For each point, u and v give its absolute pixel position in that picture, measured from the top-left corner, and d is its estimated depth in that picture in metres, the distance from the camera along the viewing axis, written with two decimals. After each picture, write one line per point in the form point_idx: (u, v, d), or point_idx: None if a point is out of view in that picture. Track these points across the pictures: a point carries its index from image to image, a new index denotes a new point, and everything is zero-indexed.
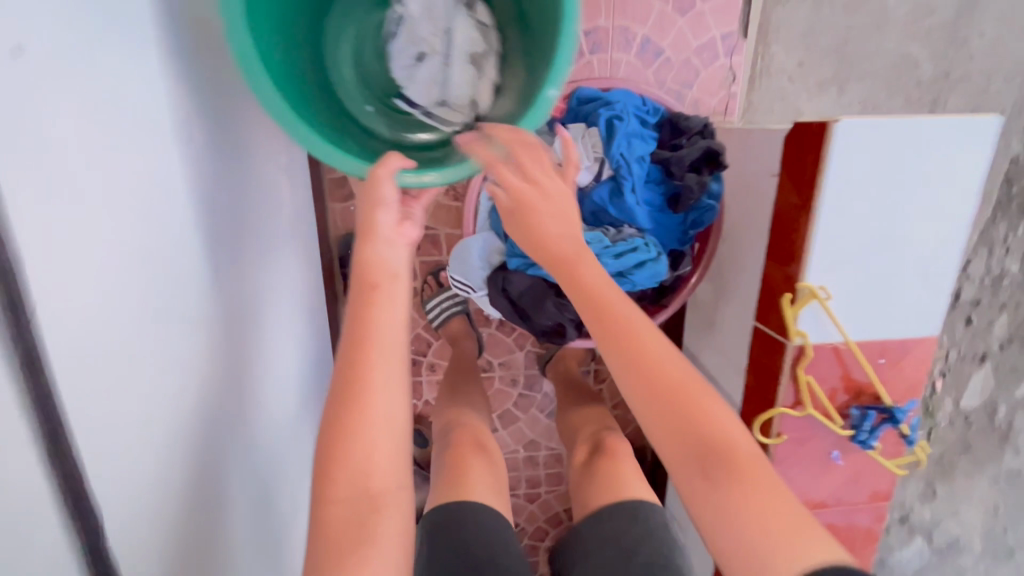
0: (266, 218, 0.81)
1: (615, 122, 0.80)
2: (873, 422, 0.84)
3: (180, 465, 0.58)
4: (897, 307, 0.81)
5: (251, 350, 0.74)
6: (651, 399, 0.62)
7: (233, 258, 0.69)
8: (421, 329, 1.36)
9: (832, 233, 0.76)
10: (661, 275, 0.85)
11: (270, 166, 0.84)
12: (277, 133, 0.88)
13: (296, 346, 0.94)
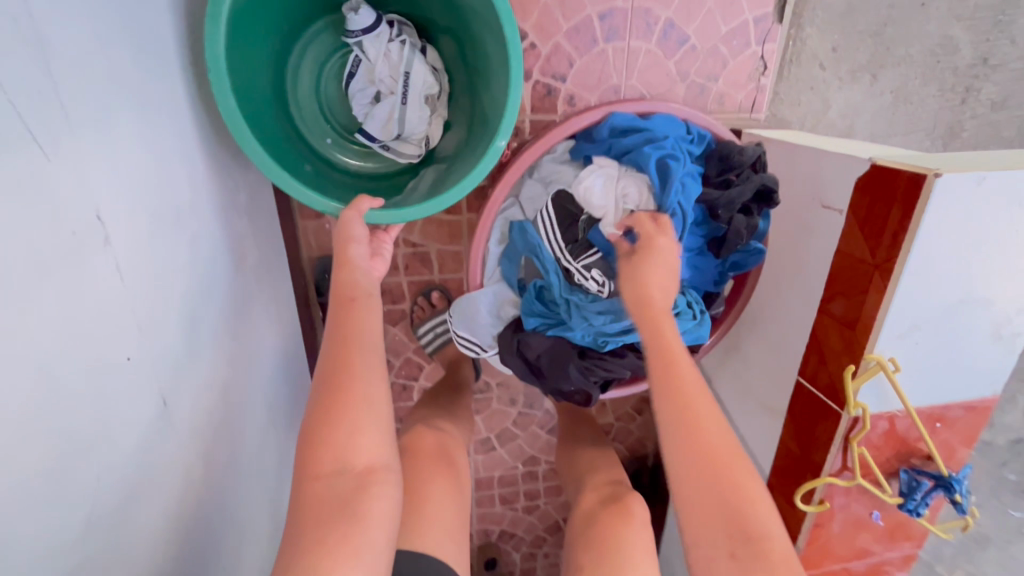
0: (169, 393, 0.51)
1: (671, 163, 0.65)
2: (925, 489, 0.77)
3: None
4: (967, 375, 0.72)
5: (177, 527, 0.53)
6: (691, 471, 0.50)
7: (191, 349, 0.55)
8: (411, 353, 1.22)
9: (913, 298, 0.65)
10: (703, 336, 0.74)
11: (176, 300, 0.52)
12: (189, 232, 0.56)
13: (236, 518, 0.66)
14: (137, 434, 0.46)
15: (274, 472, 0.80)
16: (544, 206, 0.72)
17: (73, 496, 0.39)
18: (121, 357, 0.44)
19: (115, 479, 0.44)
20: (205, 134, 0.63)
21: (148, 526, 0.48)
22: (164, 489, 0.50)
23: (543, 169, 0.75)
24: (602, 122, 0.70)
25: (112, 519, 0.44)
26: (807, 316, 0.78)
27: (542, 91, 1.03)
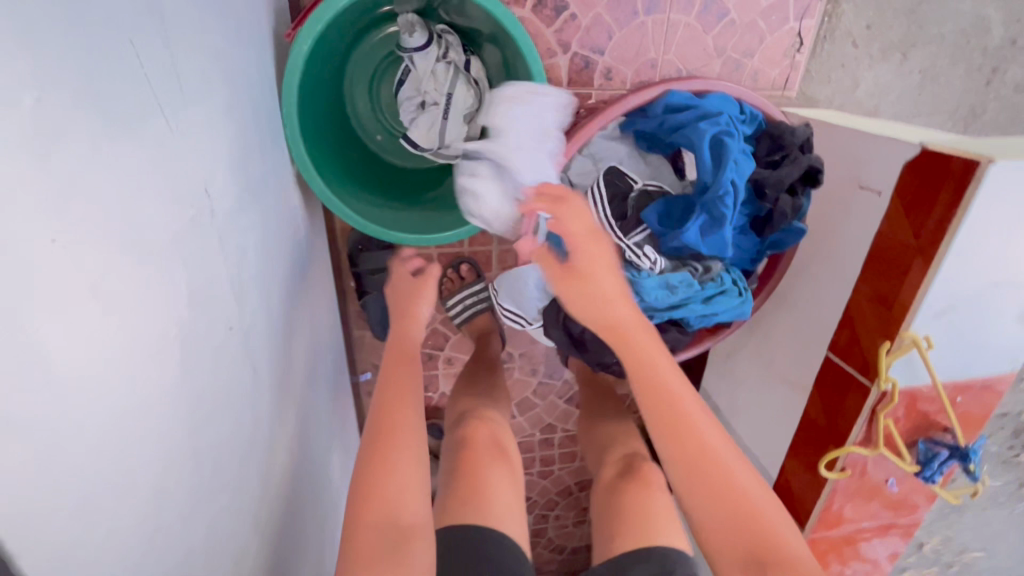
0: (256, 361, 0.54)
1: (726, 140, 0.65)
2: (942, 459, 0.82)
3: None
4: (992, 355, 0.76)
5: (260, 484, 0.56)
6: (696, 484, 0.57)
7: (265, 315, 0.57)
8: (438, 323, 1.24)
9: (952, 280, 0.67)
10: (745, 314, 0.74)
11: (257, 273, 0.55)
12: (261, 206, 0.58)
13: (296, 476, 0.70)
14: (236, 396, 0.50)
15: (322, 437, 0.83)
16: (595, 182, 0.74)
17: (199, 453, 0.43)
18: (224, 328, 0.48)
19: (226, 436, 0.48)
20: (266, 106, 0.63)
21: (244, 481, 0.52)
22: (254, 447, 0.54)
23: (594, 146, 0.75)
24: (658, 100, 0.69)
25: (225, 473, 0.48)
26: (842, 295, 0.80)
27: (580, 64, 1.02)
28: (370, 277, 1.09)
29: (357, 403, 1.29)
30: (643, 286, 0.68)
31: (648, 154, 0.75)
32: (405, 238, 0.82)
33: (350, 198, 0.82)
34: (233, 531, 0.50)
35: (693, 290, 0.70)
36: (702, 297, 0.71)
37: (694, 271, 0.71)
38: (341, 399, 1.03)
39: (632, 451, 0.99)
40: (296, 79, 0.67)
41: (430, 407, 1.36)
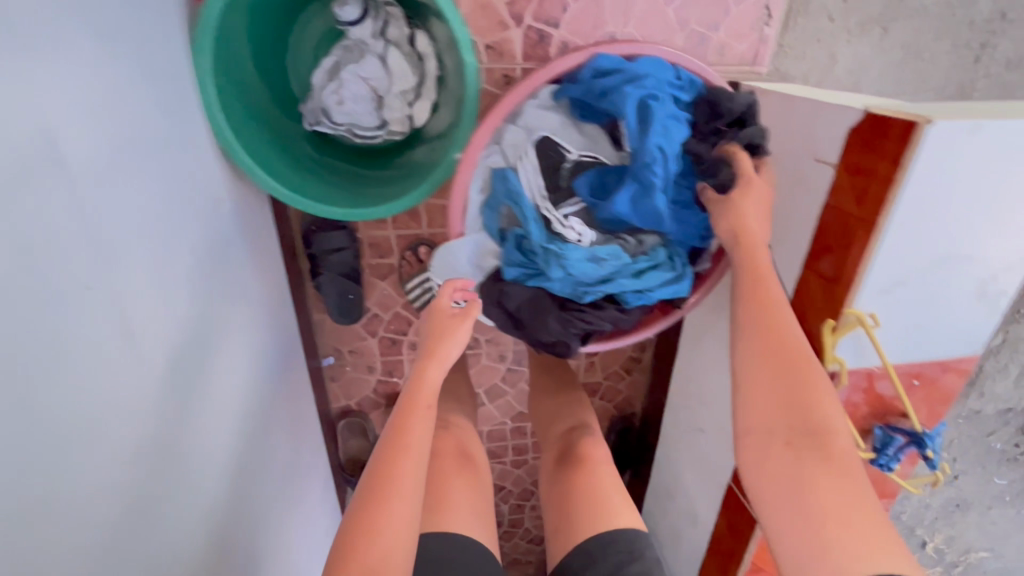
0: (137, 325, 0.52)
1: (651, 103, 0.64)
2: (898, 445, 0.78)
3: (115, 536, 0.48)
4: (947, 335, 0.72)
5: (155, 443, 0.55)
6: (768, 375, 0.59)
7: (156, 267, 0.55)
8: (400, 307, 1.22)
9: (895, 252, 0.63)
10: (683, 292, 0.72)
11: (142, 235, 0.53)
12: (158, 170, 0.57)
13: (217, 445, 0.69)
14: (106, 357, 0.48)
15: (258, 414, 0.83)
16: (526, 153, 0.71)
17: (51, 414, 0.41)
18: (80, 284, 0.45)
19: (90, 402, 0.45)
20: (173, 72, 0.62)
21: (132, 446, 0.51)
22: (146, 414, 0.53)
23: (527, 117, 0.72)
24: (585, 63, 0.67)
25: (94, 438, 0.46)
26: (791, 275, 0.77)
27: (534, 38, 0.99)
28: (324, 258, 1.09)
29: (319, 387, 1.28)
30: (570, 260, 0.66)
31: (581, 124, 0.72)
32: (330, 211, 0.81)
33: (281, 171, 0.81)
34: (117, 496, 0.49)
35: (621, 262, 0.68)
36: (632, 271, 0.69)
37: (624, 244, 0.70)
38: (293, 380, 1.03)
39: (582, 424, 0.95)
40: (209, 40, 0.67)
41: (395, 393, 1.34)
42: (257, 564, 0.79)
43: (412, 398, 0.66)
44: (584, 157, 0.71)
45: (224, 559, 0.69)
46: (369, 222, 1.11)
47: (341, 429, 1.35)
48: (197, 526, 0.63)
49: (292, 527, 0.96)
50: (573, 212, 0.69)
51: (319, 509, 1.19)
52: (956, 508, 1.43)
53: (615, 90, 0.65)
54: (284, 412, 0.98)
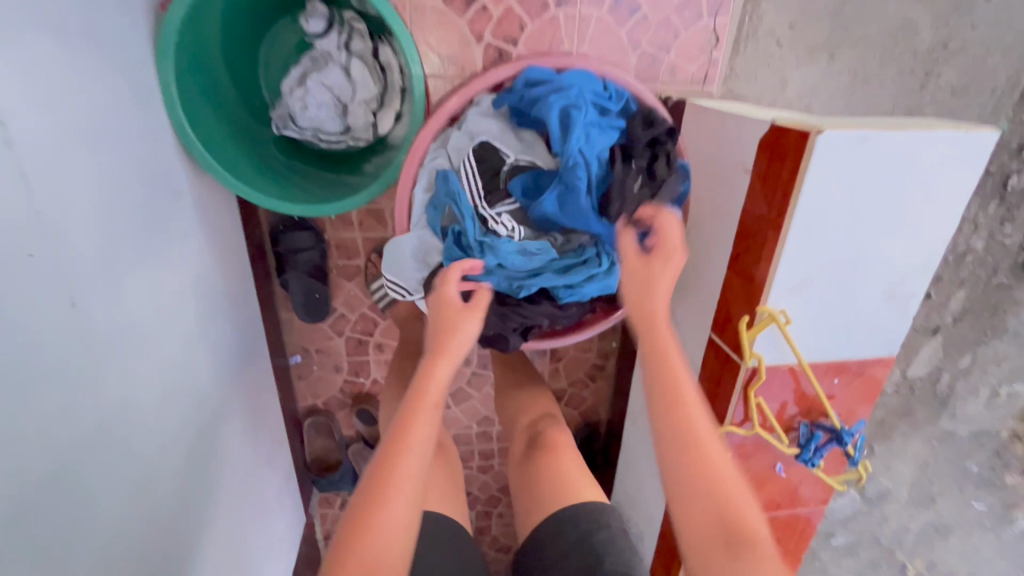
0: (79, 295, 0.55)
1: (571, 113, 0.71)
2: (819, 441, 0.82)
3: (58, 487, 0.52)
4: (861, 335, 0.77)
5: (102, 408, 0.58)
6: (675, 458, 0.56)
7: (112, 245, 0.60)
8: (366, 308, 1.27)
9: (800, 252, 0.69)
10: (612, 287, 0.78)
11: (91, 214, 0.57)
12: (113, 157, 0.61)
13: (172, 421, 0.73)
14: (45, 320, 0.50)
15: (214, 400, 0.86)
16: (467, 156, 0.76)
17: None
18: (22, 253, 0.48)
19: (24, 361, 0.48)
20: (133, 71, 0.68)
21: (80, 405, 0.55)
22: (90, 381, 0.57)
23: (470, 122, 0.78)
24: (518, 75, 0.75)
25: (31, 396, 0.48)
26: (719, 275, 0.81)
27: (493, 54, 1.06)
28: (291, 257, 1.14)
29: (287, 384, 1.31)
30: (501, 251, 0.72)
31: (519, 130, 0.78)
32: (286, 207, 0.86)
33: (243, 169, 0.87)
34: (52, 455, 0.51)
35: (548, 256, 0.75)
36: (560, 265, 0.75)
37: (553, 241, 0.76)
38: (256, 374, 1.06)
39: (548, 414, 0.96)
40: (171, 46, 0.73)
41: (361, 393, 1.37)
42: (208, 544, 0.82)
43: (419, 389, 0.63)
44: (519, 160, 0.77)
45: (167, 534, 0.72)
46: (336, 224, 1.16)
47: (308, 428, 1.38)
48: (138, 498, 0.65)
49: (247, 516, 0.98)
50: (509, 211, 0.75)
51: (282, 504, 1.21)
52: (939, 532, 1.51)
53: (542, 100, 0.72)
54: (247, 401, 1.02)
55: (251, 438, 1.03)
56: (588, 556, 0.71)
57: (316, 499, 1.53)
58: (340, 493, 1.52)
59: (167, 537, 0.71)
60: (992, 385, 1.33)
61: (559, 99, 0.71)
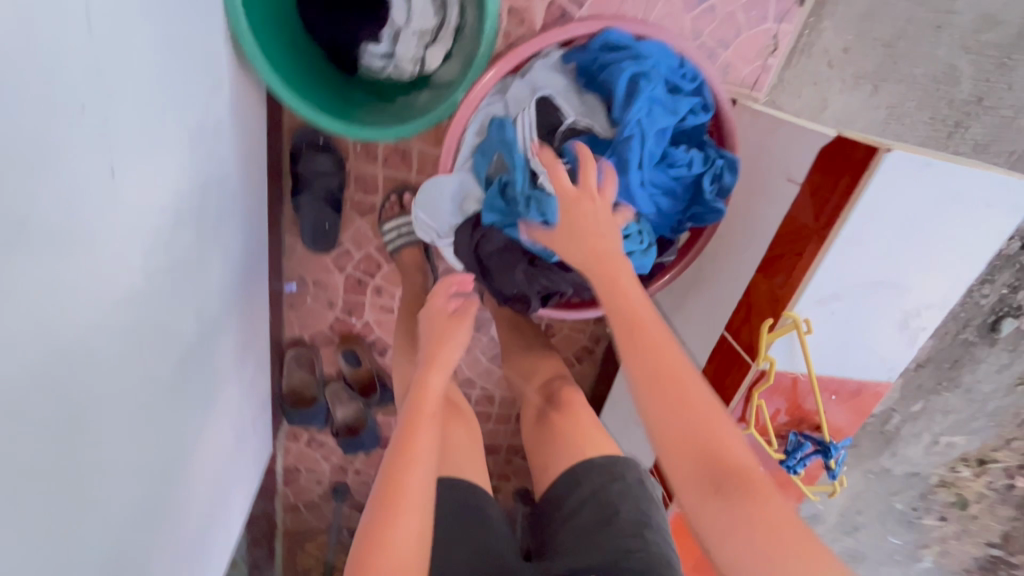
0: (121, 165, 0.51)
1: (640, 83, 0.70)
2: (806, 452, 0.85)
3: (83, 355, 0.50)
4: (867, 356, 0.79)
5: (131, 285, 0.56)
6: (658, 408, 0.55)
7: (160, 121, 0.57)
8: (373, 248, 1.24)
9: (838, 265, 0.70)
10: (644, 269, 0.79)
11: (146, 81, 0.54)
12: (169, 28, 0.57)
13: (187, 318, 0.71)
14: (83, 182, 0.46)
15: (219, 307, 0.83)
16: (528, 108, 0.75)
17: (18, 211, 0.40)
18: (74, 102, 0.44)
19: (60, 222, 0.44)
20: None
21: (115, 275, 0.53)
22: (124, 261, 0.54)
23: (534, 74, 0.76)
24: (598, 35, 0.73)
25: (64, 260, 0.45)
26: (744, 278, 0.82)
27: (556, 13, 1.03)
28: (309, 179, 1.10)
29: (277, 311, 1.28)
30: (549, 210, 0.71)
31: (583, 92, 0.76)
32: (326, 121, 0.83)
33: (287, 75, 0.84)
34: (73, 330, 0.48)
35: None
36: None
37: None
38: (257, 294, 1.03)
39: (557, 375, 1.00)
40: None
41: (351, 333, 1.35)
42: (197, 448, 0.80)
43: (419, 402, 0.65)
44: (580, 121, 0.75)
45: None
46: (359, 155, 1.13)
47: (289, 359, 1.35)
48: (147, 392, 0.63)
49: (229, 432, 0.96)
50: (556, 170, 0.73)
51: (257, 428, 1.20)
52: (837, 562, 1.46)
53: (615, 65, 0.71)
54: (246, 317, 0.99)
55: (242, 356, 1.00)
56: (603, 507, 0.78)
57: (283, 431, 1.51)
58: (308, 429, 1.51)
59: (167, 434, 0.70)
60: (934, 434, 1.29)
61: (628, 66, 0.70)
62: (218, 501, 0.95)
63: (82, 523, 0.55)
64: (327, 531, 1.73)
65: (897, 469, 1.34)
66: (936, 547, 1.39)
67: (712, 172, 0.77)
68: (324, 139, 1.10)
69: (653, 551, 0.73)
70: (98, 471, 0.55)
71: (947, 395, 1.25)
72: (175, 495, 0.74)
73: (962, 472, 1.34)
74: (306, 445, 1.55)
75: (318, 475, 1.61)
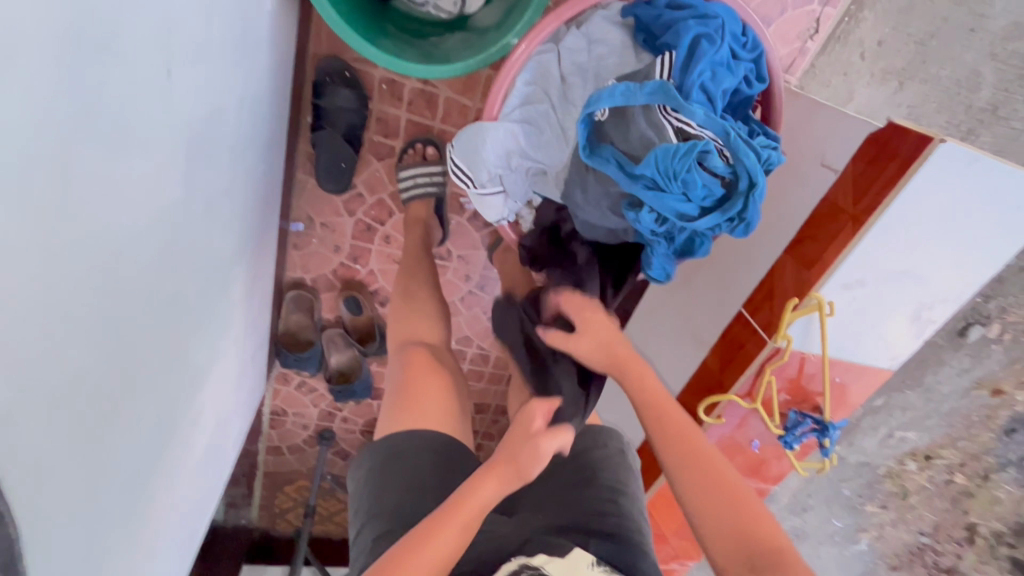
0: (176, 67, 0.48)
1: (704, 43, 0.67)
2: (804, 428, 0.88)
3: (118, 268, 0.47)
4: (880, 345, 0.83)
5: (169, 200, 0.53)
6: (701, 488, 0.67)
7: (211, 29, 0.54)
8: (387, 195, 1.20)
9: (872, 250, 0.72)
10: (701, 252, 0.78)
11: None
12: None
13: (212, 245, 0.69)
14: (138, 80, 0.44)
15: (239, 237, 0.81)
16: (658, 57, 0.70)
17: (71, 102, 0.38)
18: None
19: (114, 115, 0.42)
20: None
21: (157, 185, 0.50)
22: (166, 174, 0.51)
23: (590, 25, 0.75)
24: None
25: (115, 158, 0.43)
26: (768, 259, 0.83)
27: None
28: (331, 114, 1.06)
29: (281, 249, 1.24)
30: (710, 171, 0.69)
31: (639, 50, 0.74)
32: (369, 51, 0.81)
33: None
34: (117, 238, 0.46)
35: (709, 195, 0.70)
36: (715, 209, 0.71)
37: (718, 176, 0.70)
38: (269, 229, 1.00)
39: None
40: None
41: (353, 280, 1.32)
42: (206, 379, 0.79)
43: (464, 502, 0.63)
44: (665, 69, 0.69)
45: (185, 361, 0.69)
46: (384, 95, 1.09)
47: (288, 300, 1.32)
48: (171, 316, 0.61)
49: (234, 366, 0.95)
50: (679, 128, 0.68)
51: (256, 366, 1.18)
52: (795, 537, 1.32)
53: (684, 20, 0.69)
54: (258, 252, 0.96)
55: (252, 292, 0.97)
56: (583, 471, 0.82)
57: (274, 374, 1.50)
58: (300, 373, 1.49)
59: (185, 360, 0.68)
60: (891, 426, 1.14)
61: (694, 26, 0.68)
62: (220, 433, 0.94)
63: (109, 436, 0.54)
64: (308, 475, 1.73)
65: (852, 458, 1.20)
66: (876, 533, 1.28)
67: (765, 156, 0.70)
68: (350, 74, 1.05)
69: (627, 519, 0.76)
70: (121, 385, 0.54)
71: (914, 382, 1.07)
72: (185, 421, 0.73)
73: (909, 465, 1.19)
74: (295, 389, 1.54)
75: (305, 420, 1.61)
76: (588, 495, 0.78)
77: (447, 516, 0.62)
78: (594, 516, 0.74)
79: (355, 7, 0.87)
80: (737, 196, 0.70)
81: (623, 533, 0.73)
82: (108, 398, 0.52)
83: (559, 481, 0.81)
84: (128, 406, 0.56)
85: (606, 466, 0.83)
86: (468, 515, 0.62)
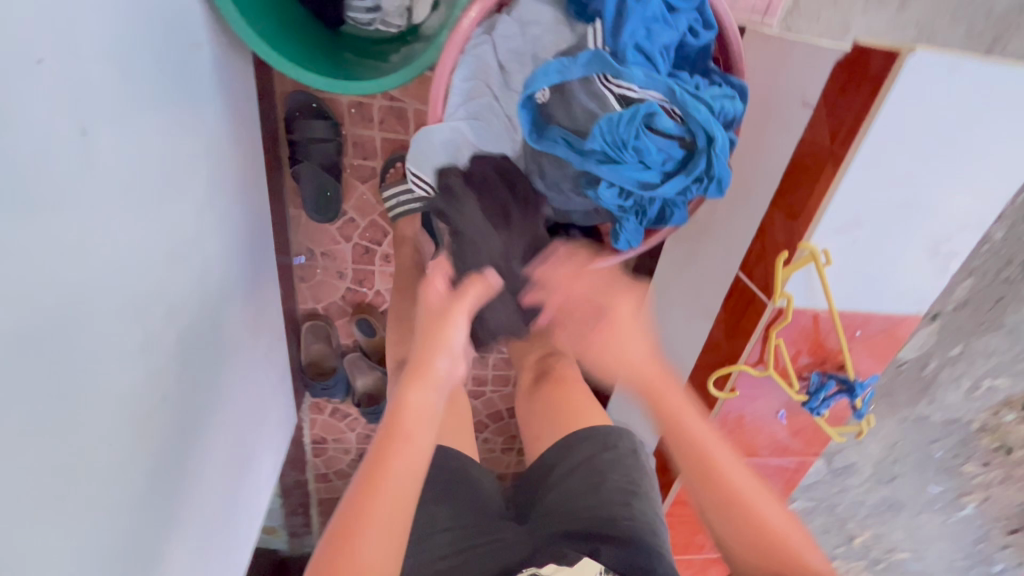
0: (92, 126, 0.51)
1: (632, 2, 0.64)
2: (828, 391, 0.80)
3: (65, 325, 0.49)
4: (902, 287, 0.75)
5: (116, 254, 0.55)
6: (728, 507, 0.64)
7: (133, 85, 0.56)
8: (378, 215, 1.22)
9: (860, 187, 0.66)
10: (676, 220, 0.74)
11: (112, 43, 0.52)
12: None
13: (188, 290, 0.71)
14: (50, 145, 0.46)
15: (224, 279, 0.84)
16: (590, 27, 0.68)
17: None
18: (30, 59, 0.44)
19: (32, 182, 0.44)
20: None
21: (98, 243, 0.53)
22: (107, 229, 0.54)
23: (520, 8, 0.72)
24: None
25: (41, 221, 0.46)
26: (756, 219, 0.77)
27: None
28: (305, 147, 1.09)
29: (288, 284, 1.29)
30: (659, 134, 0.65)
31: (574, 23, 0.71)
32: (313, 80, 0.81)
33: (272, 34, 0.83)
34: (62, 295, 0.49)
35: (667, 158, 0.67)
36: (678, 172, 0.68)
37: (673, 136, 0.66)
38: (263, 267, 1.04)
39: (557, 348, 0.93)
40: None
41: (363, 303, 1.34)
42: (212, 419, 0.82)
43: (398, 415, 0.59)
44: (599, 36, 0.66)
45: (179, 404, 0.71)
46: (355, 119, 1.11)
47: (305, 331, 1.36)
48: (149, 364, 0.64)
49: (248, 402, 0.99)
50: (622, 94, 0.65)
51: (279, 400, 1.22)
52: (889, 509, 1.21)
53: None
54: (255, 290, 0.99)
55: (256, 329, 1.01)
56: (591, 475, 0.75)
57: (307, 404, 1.55)
58: (331, 401, 1.53)
59: (178, 404, 0.71)
60: (976, 376, 1.00)
61: None
62: (243, 468, 0.98)
63: (93, 484, 0.56)
64: None
65: (936, 417, 1.07)
66: (983, 495, 1.15)
67: (718, 108, 0.65)
68: (317, 105, 1.09)
69: (638, 529, 0.70)
70: (99, 436, 0.56)
71: (998, 324, 0.93)
72: (192, 461, 0.76)
73: (1006, 417, 1.05)
74: (330, 416, 1.58)
75: (345, 445, 1.65)
76: (596, 504, 0.73)
77: (388, 440, 0.58)
78: (601, 524, 0.70)
79: (301, 40, 0.89)
80: (697, 153, 0.66)
81: (632, 543, 0.68)
82: (85, 447, 0.54)
83: (567, 490, 0.76)
84: (115, 453, 0.59)
85: (618, 469, 0.76)
86: (405, 433, 0.58)
